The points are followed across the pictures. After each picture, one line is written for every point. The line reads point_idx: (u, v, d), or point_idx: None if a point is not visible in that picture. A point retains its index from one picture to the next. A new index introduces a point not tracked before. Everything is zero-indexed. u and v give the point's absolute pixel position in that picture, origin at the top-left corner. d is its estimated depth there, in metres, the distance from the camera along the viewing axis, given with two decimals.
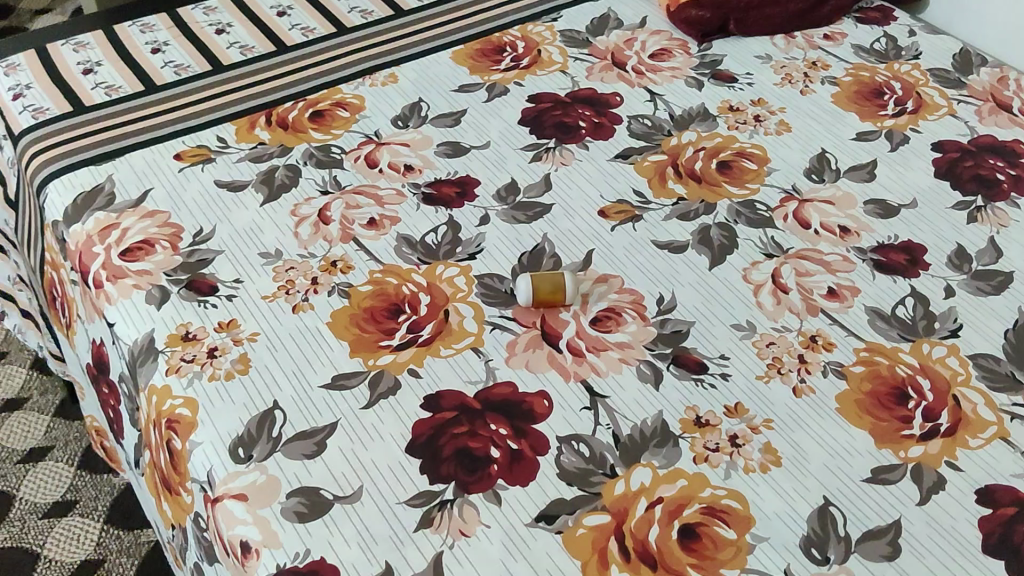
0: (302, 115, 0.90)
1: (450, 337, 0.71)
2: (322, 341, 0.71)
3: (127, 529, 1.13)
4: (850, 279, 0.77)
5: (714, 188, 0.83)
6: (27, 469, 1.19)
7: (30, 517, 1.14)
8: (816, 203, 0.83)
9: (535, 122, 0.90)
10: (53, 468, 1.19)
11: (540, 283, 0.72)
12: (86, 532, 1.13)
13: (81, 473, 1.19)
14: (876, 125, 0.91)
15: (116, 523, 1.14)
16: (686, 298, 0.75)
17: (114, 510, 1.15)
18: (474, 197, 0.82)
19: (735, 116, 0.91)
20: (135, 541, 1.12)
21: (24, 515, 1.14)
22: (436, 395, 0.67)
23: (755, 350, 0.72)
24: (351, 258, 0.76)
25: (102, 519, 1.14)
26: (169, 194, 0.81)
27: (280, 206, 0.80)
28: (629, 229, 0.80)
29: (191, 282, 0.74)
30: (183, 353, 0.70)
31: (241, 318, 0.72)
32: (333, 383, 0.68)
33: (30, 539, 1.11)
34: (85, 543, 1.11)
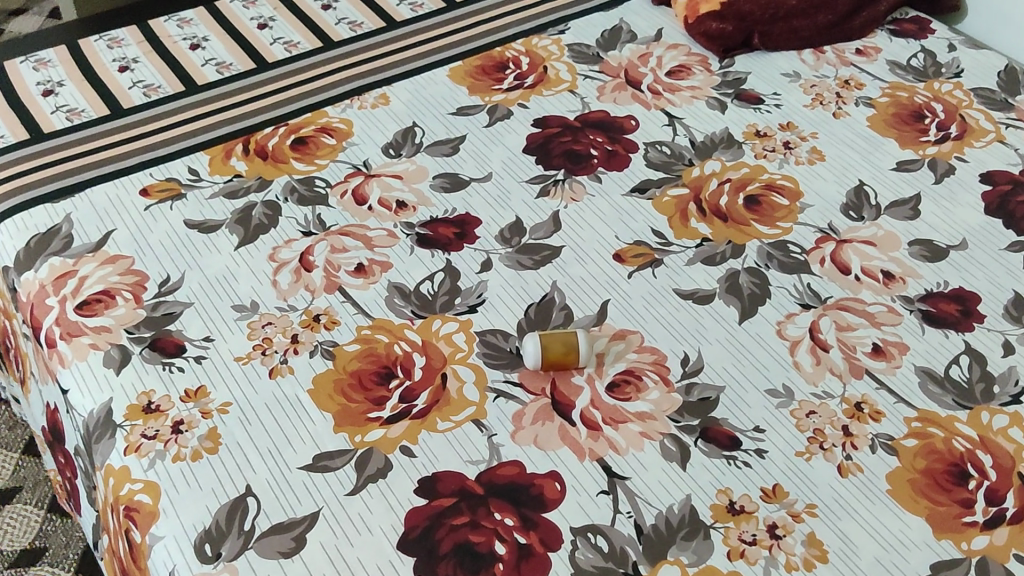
0: (283, 143, 0.81)
1: (448, 408, 0.63)
2: (303, 412, 0.62)
3: None
4: (896, 335, 0.69)
5: (742, 227, 0.75)
6: None
7: None
8: (855, 244, 0.74)
9: (541, 149, 0.81)
10: (19, 511, 1.10)
11: (549, 346, 0.64)
12: None
13: (50, 516, 1.10)
14: (917, 153, 0.83)
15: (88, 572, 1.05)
16: (714, 358, 0.66)
17: (86, 558, 1.07)
18: (474, 238, 0.74)
19: (762, 142, 0.82)
20: None
21: None
22: (433, 478, 0.59)
23: (794, 421, 0.63)
24: (336, 312, 0.68)
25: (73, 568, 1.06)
26: (134, 236, 0.73)
27: (256, 250, 0.72)
28: (649, 276, 0.71)
29: (156, 341, 0.66)
30: (145, 427, 0.61)
31: (211, 384, 0.63)
32: (314, 464, 0.60)
33: None
34: None
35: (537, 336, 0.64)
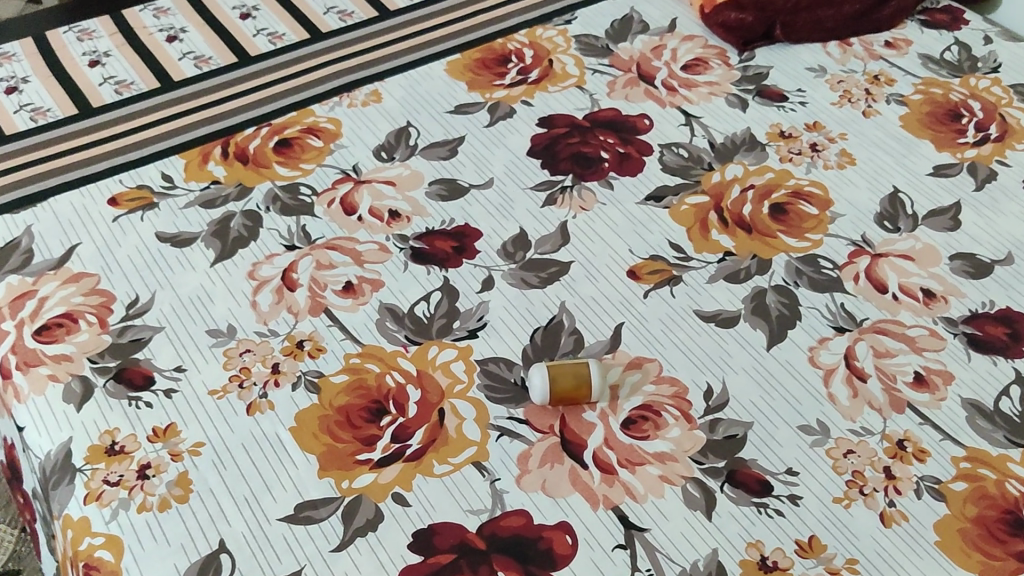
0: (265, 145, 0.74)
1: (446, 449, 0.56)
2: (283, 453, 0.56)
3: None
4: (940, 362, 0.62)
5: (768, 239, 0.68)
6: None
7: None
8: (891, 258, 0.68)
9: (547, 152, 0.74)
10: None
11: (560, 381, 0.57)
12: None
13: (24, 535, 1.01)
14: (955, 156, 0.76)
15: None
16: (741, 390, 0.60)
17: None
18: (474, 253, 0.67)
19: (788, 144, 0.76)
20: None
21: None
22: (429, 531, 0.53)
23: (830, 462, 0.57)
24: (322, 337, 0.61)
25: None
26: (100, 252, 0.67)
27: (234, 267, 0.65)
28: (666, 296, 0.65)
29: (122, 372, 0.59)
30: (108, 473, 0.55)
31: (182, 422, 0.57)
32: (296, 515, 0.53)
33: None
34: None
35: (545, 367, 0.58)
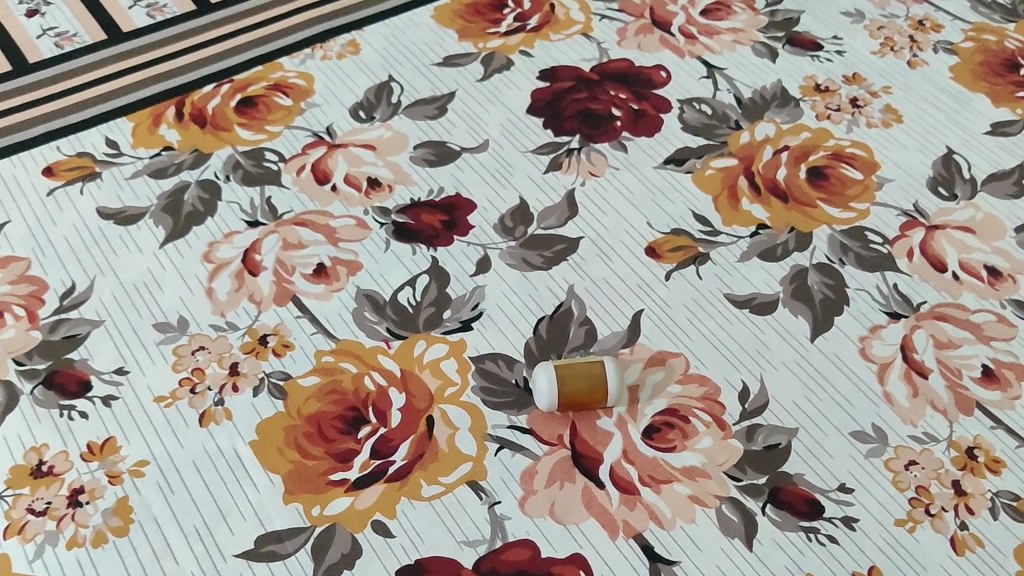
0: (226, 105, 0.65)
1: (435, 465, 0.48)
2: (242, 473, 0.47)
3: None
4: (1011, 352, 0.53)
5: (808, 208, 0.59)
6: None
7: None
8: (948, 231, 0.59)
9: (550, 109, 0.64)
10: None
11: (570, 387, 0.48)
12: None
13: None
14: (1015, 112, 0.66)
15: None
16: (782, 390, 0.51)
17: None
18: (467, 228, 0.58)
19: (825, 100, 0.66)
20: None
21: None
22: (416, 569, 0.44)
23: (889, 476, 0.48)
24: (289, 331, 0.52)
25: None
26: (32, 231, 0.57)
27: (187, 248, 0.56)
28: (691, 277, 0.56)
29: (53, 375, 0.50)
30: (32, 499, 0.46)
31: (122, 436, 0.48)
32: (257, 550, 0.45)
33: None
34: None
35: (551, 366, 0.49)
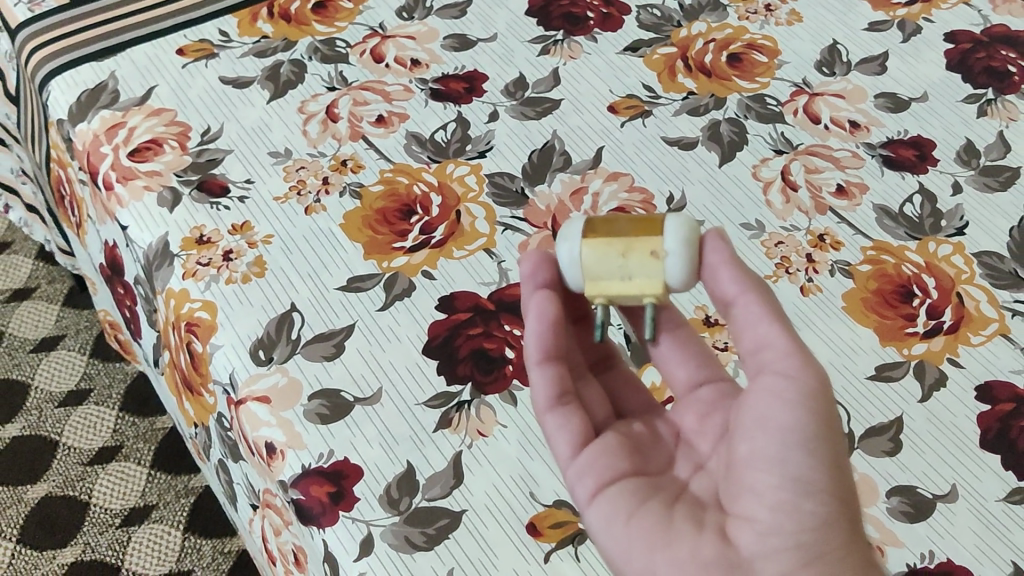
0: (305, 7, 0.88)
1: (463, 239, 0.72)
2: (337, 243, 0.71)
3: (165, 475, 1.23)
4: (858, 176, 0.77)
5: (724, 82, 0.83)
6: (68, 413, 1.29)
7: (79, 462, 1.24)
8: (826, 97, 0.82)
9: (543, 12, 0.88)
10: (94, 413, 1.29)
11: (599, 261, 0.50)
12: (132, 481, 1.23)
13: (123, 416, 1.29)
14: (888, 14, 0.90)
15: (158, 469, 1.24)
16: (696, 197, 0.75)
17: (158, 456, 1.25)
18: (483, 92, 0.81)
19: (746, 5, 0.90)
20: (172, 488, 1.22)
21: (72, 462, 1.24)
22: (451, 296, 0.69)
23: (764, 250, 0.73)
24: (361, 157, 0.76)
25: (144, 465, 1.24)
26: (174, 91, 0.81)
27: (287, 103, 0.80)
28: (639, 125, 0.80)
29: (202, 183, 0.74)
30: (199, 257, 0.70)
31: (254, 221, 0.72)
32: (349, 286, 0.69)
33: (79, 488, 1.22)
34: (131, 493, 1.21)
35: (594, 254, 0.50)
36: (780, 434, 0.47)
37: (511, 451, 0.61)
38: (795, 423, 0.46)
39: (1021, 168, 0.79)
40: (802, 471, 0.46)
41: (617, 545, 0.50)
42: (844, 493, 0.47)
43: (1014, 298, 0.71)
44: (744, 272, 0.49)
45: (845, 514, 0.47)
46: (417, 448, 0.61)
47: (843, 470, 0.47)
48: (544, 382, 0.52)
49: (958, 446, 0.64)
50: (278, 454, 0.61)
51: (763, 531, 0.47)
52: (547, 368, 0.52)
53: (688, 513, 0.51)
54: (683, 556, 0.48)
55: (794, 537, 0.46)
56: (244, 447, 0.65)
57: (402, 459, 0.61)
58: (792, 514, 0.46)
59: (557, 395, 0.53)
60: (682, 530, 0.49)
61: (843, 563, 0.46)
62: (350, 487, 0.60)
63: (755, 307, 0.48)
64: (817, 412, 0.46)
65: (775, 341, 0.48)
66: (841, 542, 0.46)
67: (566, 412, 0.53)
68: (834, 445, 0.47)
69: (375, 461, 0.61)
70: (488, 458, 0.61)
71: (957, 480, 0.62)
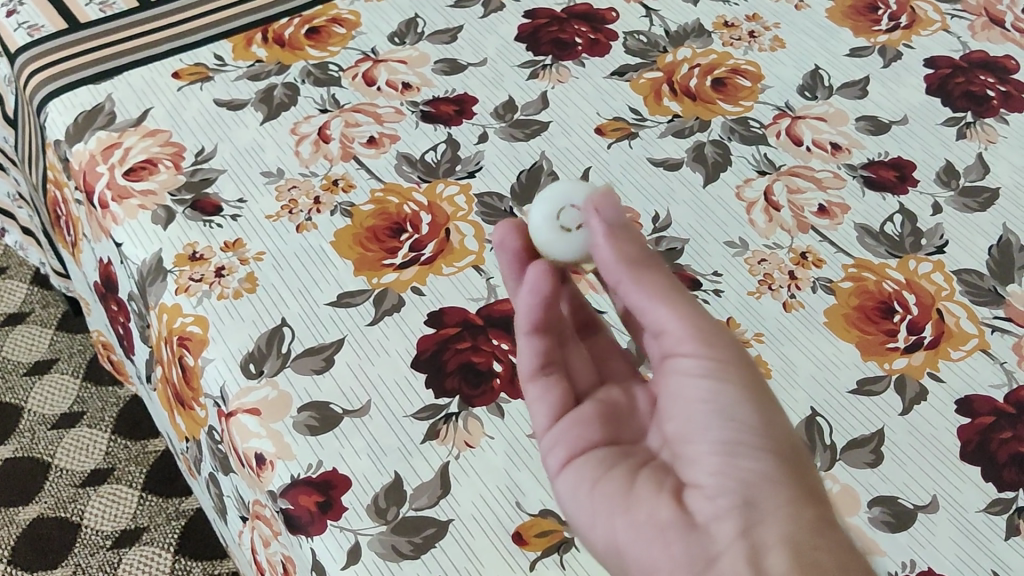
0: (298, 32, 0.90)
1: (452, 256, 0.73)
2: (327, 260, 0.72)
3: (159, 496, 1.24)
4: (840, 196, 0.79)
5: (708, 105, 0.85)
6: (60, 435, 1.30)
7: (70, 483, 1.25)
8: (808, 120, 0.84)
9: (532, 37, 0.90)
10: (87, 435, 1.30)
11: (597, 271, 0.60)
12: (125, 503, 1.23)
13: (116, 438, 1.30)
14: (870, 40, 0.92)
15: (151, 490, 1.25)
16: (681, 216, 0.77)
17: (151, 478, 1.26)
18: (473, 114, 0.83)
19: (730, 32, 0.92)
20: (165, 509, 1.23)
21: (64, 483, 1.25)
22: (440, 312, 0.70)
23: (747, 267, 0.74)
24: (352, 177, 0.78)
25: (138, 486, 1.25)
26: (170, 112, 0.82)
27: (280, 124, 0.81)
28: (626, 146, 0.81)
29: (196, 202, 0.75)
30: (192, 272, 0.71)
31: (246, 239, 0.73)
32: (339, 301, 0.70)
33: (71, 508, 1.22)
34: (122, 515, 1.22)
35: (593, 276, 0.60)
36: (702, 406, 0.52)
37: (497, 462, 0.62)
38: (713, 393, 0.52)
39: (1000, 189, 0.80)
40: (728, 434, 0.51)
41: (583, 513, 0.54)
42: (780, 447, 0.51)
43: (993, 314, 0.72)
44: (623, 245, 0.53)
45: (788, 466, 0.50)
46: (405, 459, 0.62)
47: (772, 427, 0.51)
48: (529, 351, 0.57)
49: (939, 458, 0.64)
50: (267, 464, 0.62)
51: (710, 493, 0.51)
52: (534, 338, 0.57)
53: (650, 477, 0.54)
54: (642, 518, 0.52)
55: (740, 493, 0.50)
56: (234, 459, 0.65)
57: (390, 470, 0.61)
58: (731, 471, 0.50)
59: (539, 367, 0.58)
60: (642, 494, 0.53)
61: (788, 515, 0.49)
62: (339, 497, 0.60)
63: (640, 290, 0.52)
64: (731, 380, 0.52)
65: (672, 319, 0.52)
66: (788, 494, 0.50)
67: (544, 383, 0.58)
68: (757, 406, 0.51)
69: (363, 471, 0.61)
70: (475, 468, 0.62)
71: (937, 492, 0.63)
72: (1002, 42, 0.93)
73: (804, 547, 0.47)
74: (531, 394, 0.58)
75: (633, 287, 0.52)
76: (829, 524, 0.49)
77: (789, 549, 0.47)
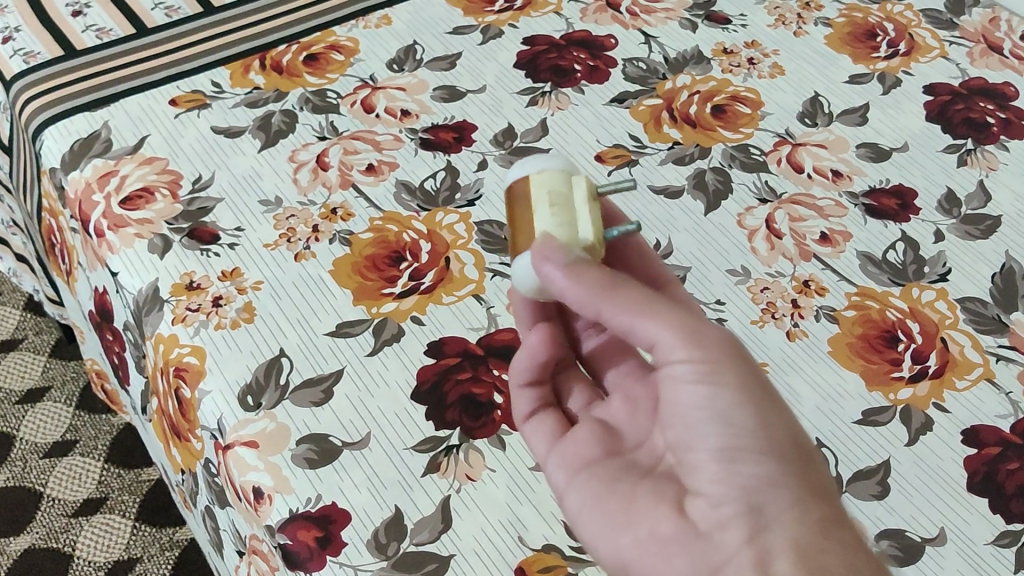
0: (296, 59, 0.89)
1: (452, 284, 0.72)
2: (326, 289, 0.72)
3: (153, 526, 1.23)
4: (842, 224, 0.78)
5: (709, 132, 0.85)
6: (53, 464, 1.28)
7: (62, 512, 1.23)
8: (809, 147, 0.84)
9: (531, 65, 0.90)
10: (80, 463, 1.28)
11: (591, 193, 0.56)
12: (117, 532, 1.22)
13: (109, 467, 1.28)
14: (869, 67, 0.92)
15: (145, 519, 1.23)
16: (682, 244, 0.76)
17: (144, 507, 1.25)
18: (472, 141, 0.83)
19: (729, 59, 0.92)
20: (158, 539, 1.22)
21: (56, 512, 1.23)
22: (440, 341, 0.69)
23: (750, 295, 0.73)
24: (351, 205, 0.77)
25: (132, 516, 1.23)
26: (166, 140, 0.82)
27: (278, 152, 0.81)
28: (626, 173, 0.81)
29: (193, 231, 0.75)
30: (189, 302, 0.70)
31: (243, 268, 0.73)
32: (338, 331, 0.69)
33: (63, 539, 1.21)
34: (115, 544, 1.20)
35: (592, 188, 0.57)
36: (699, 412, 0.50)
37: (499, 495, 0.61)
38: (706, 399, 0.50)
39: (1002, 216, 0.80)
40: (724, 440, 0.50)
41: (587, 529, 0.54)
42: (781, 447, 0.49)
43: (998, 343, 0.72)
44: (590, 275, 0.50)
45: (792, 467, 0.49)
46: (405, 492, 0.61)
47: (771, 426, 0.50)
48: (524, 402, 0.61)
49: (946, 489, 0.64)
50: (266, 498, 0.61)
51: (713, 502, 0.50)
52: (528, 390, 0.62)
53: (653, 487, 0.54)
54: (645, 533, 0.52)
55: (743, 501, 0.49)
56: (231, 493, 0.64)
57: (390, 504, 0.60)
58: (732, 479, 0.49)
59: (535, 409, 0.61)
60: (645, 507, 0.53)
61: (795, 518, 0.48)
62: (338, 532, 0.59)
63: (622, 313, 0.50)
64: (724, 384, 0.50)
65: (657, 334, 0.50)
66: (792, 497, 0.49)
67: (538, 420, 0.60)
68: (755, 408, 0.50)
69: (363, 505, 0.60)
70: (476, 502, 0.61)
71: (946, 524, 0.62)
72: (1000, 69, 0.93)
73: (810, 552, 0.46)
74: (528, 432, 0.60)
75: (612, 309, 0.50)
76: (837, 524, 0.48)
77: (795, 556, 0.46)
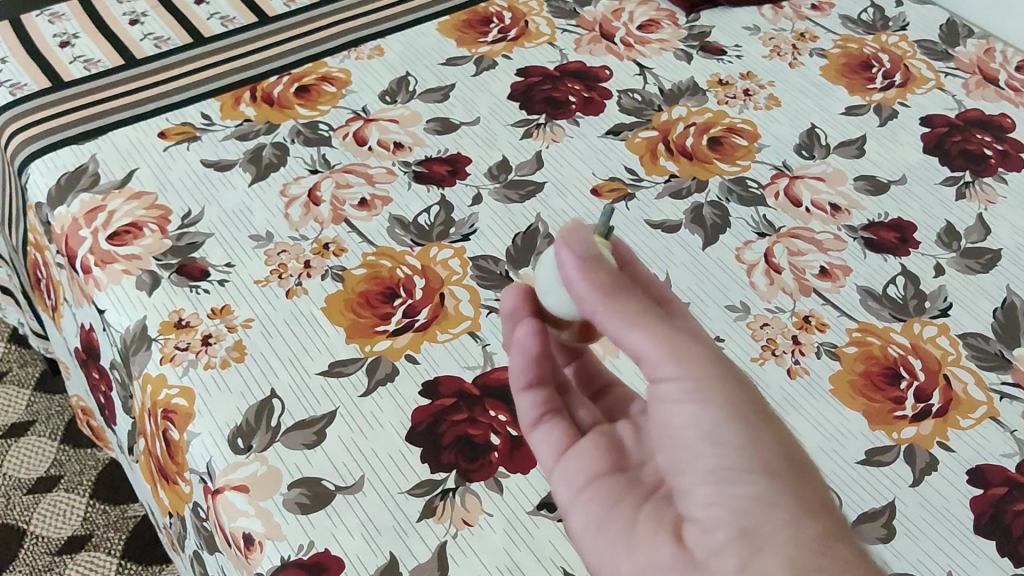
0: (288, 90, 0.88)
1: (447, 322, 0.71)
2: (318, 327, 0.70)
3: (139, 564, 1.21)
4: (841, 259, 0.77)
5: (705, 165, 0.84)
6: (37, 500, 1.26)
7: (47, 550, 1.21)
8: (806, 180, 0.83)
9: (525, 96, 0.89)
10: (65, 499, 1.26)
11: None
12: (103, 570, 1.19)
13: (94, 503, 1.26)
14: (865, 98, 0.92)
15: (132, 557, 1.21)
16: (681, 279, 0.75)
17: (131, 545, 1.22)
18: (466, 175, 0.82)
19: (724, 90, 0.91)
20: None
21: (40, 550, 1.21)
22: (435, 381, 0.67)
23: (749, 331, 0.72)
24: (343, 240, 0.76)
25: (118, 553, 1.21)
26: (156, 173, 0.80)
27: (269, 185, 0.80)
28: (623, 208, 0.80)
29: (182, 267, 0.73)
30: (177, 340, 0.69)
31: (234, 305, 0.71)
32: (330, 370, 0.68)
33: None
34: None
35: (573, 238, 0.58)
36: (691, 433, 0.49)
37: (496, 540, 0.60)
38: (696, 418, 0.48)
39: (1002, 250, 0.79)
40: (717, 461, 0.48)
41: (592, 555, 0.53)
42: (772, 465, 0.47)
43: (1001, 380, 0.71)
44: (596, 274, 0.50)
45: (782, 484, 0.46)
46: (400, 538, 0.59)
47: (763, 443, 0.47)
48: (528, 406, 0.58)
49: (952, 531, 0.62)
50: (256, 545, 0.59)
51: (707, 527, 0.48)
52: (530, 394, 0.58)
53: (653, 510, 0.52)
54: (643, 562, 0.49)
55: (736, 524, 0.46)
56: (220, 539, 0.62)
57: (384, 550, 0.59)
58: (725, 501, 0.47)
59: (542, 413, 0.58)
60: (643, 534, 0.51)
61: (790, 536, 0.44)
62: None
63: (614, 316, 0.49)
64: (715, 402, 0.48)
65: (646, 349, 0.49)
66: (784, 515, 0.45)
67: (545, 428, 0.57)
68: (743, 424, 0.48)
69: (356, 552, 0.59)
70: (473, 548, 0.59)
71: (953, 568, 0.60)
72: (996, 100, 0.93)
73: (800, 567, 0.43)
74: (535, 441, 0.58)
75: (608, 315, 0.49)
76: (834, 538, 0.44)
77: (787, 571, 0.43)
